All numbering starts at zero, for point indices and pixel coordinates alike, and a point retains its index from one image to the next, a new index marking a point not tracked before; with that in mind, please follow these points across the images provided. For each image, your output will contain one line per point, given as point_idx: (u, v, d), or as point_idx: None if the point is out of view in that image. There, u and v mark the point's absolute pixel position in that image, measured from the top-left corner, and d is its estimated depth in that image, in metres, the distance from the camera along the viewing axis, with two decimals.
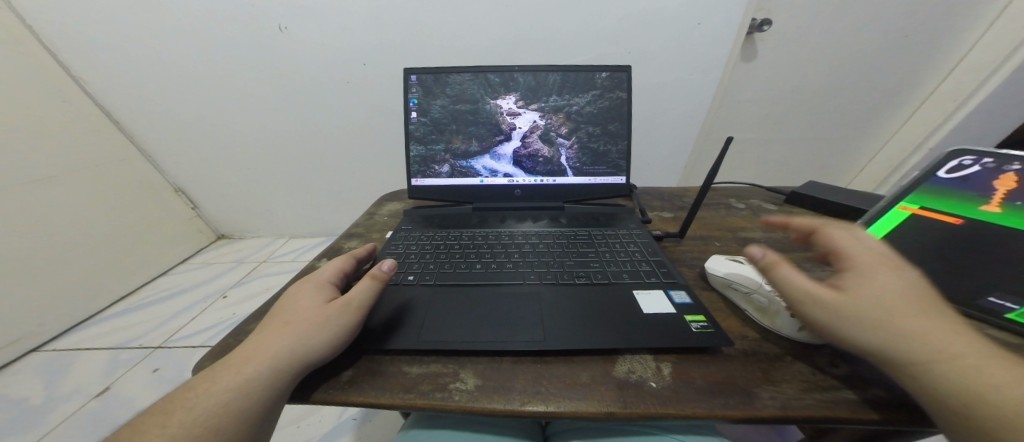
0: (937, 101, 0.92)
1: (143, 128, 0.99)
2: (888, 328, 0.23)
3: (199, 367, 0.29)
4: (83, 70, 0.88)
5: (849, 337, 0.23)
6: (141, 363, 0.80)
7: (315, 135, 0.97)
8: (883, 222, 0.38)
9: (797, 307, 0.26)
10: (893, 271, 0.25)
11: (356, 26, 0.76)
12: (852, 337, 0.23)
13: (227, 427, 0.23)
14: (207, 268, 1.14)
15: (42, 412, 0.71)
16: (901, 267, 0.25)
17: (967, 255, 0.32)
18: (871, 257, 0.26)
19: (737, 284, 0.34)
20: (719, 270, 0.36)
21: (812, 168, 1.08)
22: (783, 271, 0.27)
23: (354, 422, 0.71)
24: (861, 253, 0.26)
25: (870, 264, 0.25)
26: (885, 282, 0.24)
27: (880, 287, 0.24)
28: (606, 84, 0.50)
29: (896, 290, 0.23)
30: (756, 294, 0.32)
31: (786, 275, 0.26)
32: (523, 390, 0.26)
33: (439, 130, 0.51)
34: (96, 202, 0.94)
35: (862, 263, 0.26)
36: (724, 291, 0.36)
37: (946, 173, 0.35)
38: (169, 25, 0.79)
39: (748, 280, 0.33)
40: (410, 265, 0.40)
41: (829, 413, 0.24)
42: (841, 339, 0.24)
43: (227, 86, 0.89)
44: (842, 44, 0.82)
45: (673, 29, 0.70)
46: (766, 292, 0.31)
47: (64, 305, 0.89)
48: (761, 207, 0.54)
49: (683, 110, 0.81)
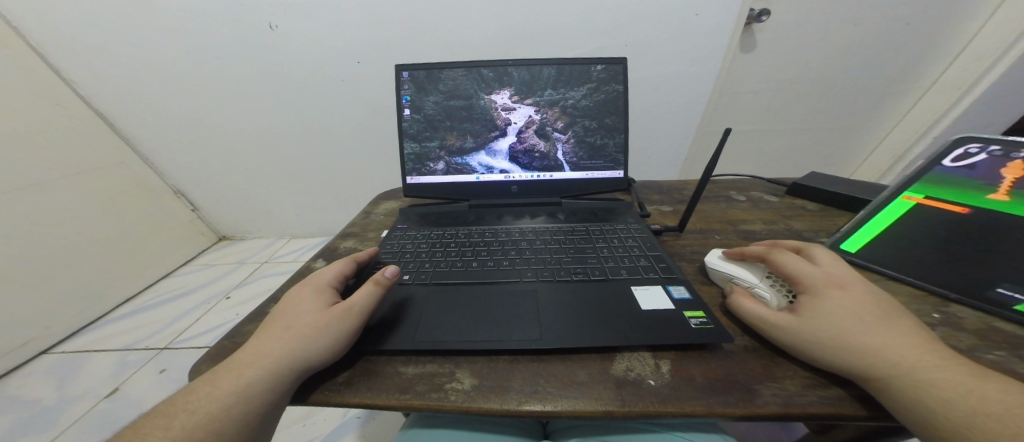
0: (942, 89, 0.90)
1: (138, 131, 0.98)
2: (844, 340, 0.24)
3: (194, 370, 0.28)
4: (76, 73, 0.87)
5: (814, 356, 0.25)
6: (147, 364, 0.81)
7: (311, 135, 0.97)
8: (889, 210, 0.37)
9: (762, 333, 0.28)
10: (839, 291, 0.27)
11: (349, 24, 0.75)
12: (816, 354, 0.25)
13: (232, 430, 0.23)
14: (209, 270, 1.15)
15: (51, 413, 0.71)
16: (847, 286, 0.27)
17: (973, 245, 0.31)
18: (817, 280, 0.28)
19: (737, 279, 0.33)
20: (718, 264, 0.35)
21: (814, 159, 1.07)
22: (742, 303, 0.30)
23: (357, 420, 0.71)
24: (808, 277, 0.29)
25: (816, 288, 0.28)
26: (832, 303, 0.26)
27: (828, 309, 0.26)
28: (602, 77, 0.49)
29: (844, 308, 0.26)
30: (755, 289, 0.32)
31: (744, 306, 0.29)
32: (520, 389, 0.26)
33: (432, 128, 0.50)
34: (95, 206, 0.94)
35: (810, 287, 0.28)
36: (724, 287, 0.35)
37: (950, 162, 0.36)
38: (159, 26, 0.78)
39: (748, 276, 0.33)
40: (405, 264, 0.39)
41: (831, 411, 0.23)
42: (809, 357, 0.25)
43: (221, 87, 0.88)
44: (844, 32, 0.80)
45: (669, 19, 0.69)
46: (765, 288, 0.31)
47: (69, 309, 0.89)
48: (762, 200, 0.53)
49: (682, 102, 0.80)
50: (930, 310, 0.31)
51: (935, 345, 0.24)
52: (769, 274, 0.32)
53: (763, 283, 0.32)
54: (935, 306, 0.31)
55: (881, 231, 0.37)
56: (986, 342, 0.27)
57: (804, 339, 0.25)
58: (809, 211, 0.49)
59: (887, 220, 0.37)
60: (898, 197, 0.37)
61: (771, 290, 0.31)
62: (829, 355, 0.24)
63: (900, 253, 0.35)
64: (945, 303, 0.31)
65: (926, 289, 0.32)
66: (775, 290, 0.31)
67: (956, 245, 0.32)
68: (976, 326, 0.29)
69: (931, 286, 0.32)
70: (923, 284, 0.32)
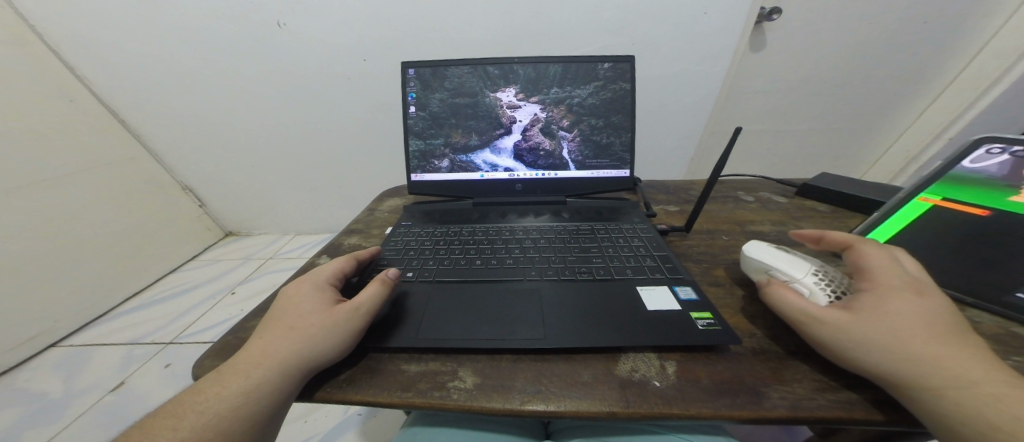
0: (958, 90, 0.88)
1: (149, 127, 1.00)
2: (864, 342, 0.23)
3: (198, 364, 0.28)
4: (88, 70, 0.89)
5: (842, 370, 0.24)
6: (154, 358, 0.82)
7: (316, 132, 0.97)
8: (903, 212, 0.36)
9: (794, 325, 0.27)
10: (916, 296, 0.24)
11: (355, 23, 0.76)
12: (859, 353, 0.23)
13: (237, 426, 0.23)
14: (215, 265, 1.16)
15: (62, 405, 0.73)
16: (926, 293, 0.25)
17: (994, 248, 0.30)
18: (899, 280, 0.26)
19: (777, 271, 0.31)
20: (758, 253, 0.33)
21: (824, 160, 1.05)
22: (785, 295, 0.28)
23: (359, 417, 0.71)
24: (885, 277, 0.26)
25: (891, 287, 0.25)
26: (904, 305, 0.24)
27: (897, 310, 0.24)
28: (609, 75, 0.48)
29: (910, 312, 0.23)
30: (795, 284, 0.30)
31: (789, 298, 0.28)
32: (523, 388, 0.25)
33: (438, 125, 0.50)
34: (106, 201, 0.95)
35: (882, 285, 0.26)
36: (758, 277, 0.33)
37: (969, 163, 0.34)
38: (169, 24, 0.79)
39: (791, 270, 0.30)
40: (409, 261, 0.39)
41: (843, 414, 0.23)
42: (846, 356, 0.24)
43: (228, 84, 0.89)
44: (857, 30, 0.78)
45: (678, 17, 0.68)
46: (808, 284, 0.29)
47: (80, 301, 0.91)
48: (771, 200, 0.53)
49: (689, 102, 0.79)
50: None
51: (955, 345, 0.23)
52: (816, 271, 0.29)
53: (806, 279, 0.29)
54: None
55: (897, 232, 0.36)
56: (1005, 347, 0.26)
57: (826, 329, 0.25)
58: (820, 212, 0.48)
59: (902, 222, 0.36)
60: (914, 198, 0.36)
61: (813, 287, 0.29)
62: (874, 355, 0.23)
63: (916, 256, 0.34)
64: (959, 306, 0.31)
65: (943, 293, 0.31)
66: (821, 288, 0.28)
67: (976, 250, 0.31)
68: (994, 331, 0.28)
69: (949, 290, 0.31)
70: (941, 288, 0.32)
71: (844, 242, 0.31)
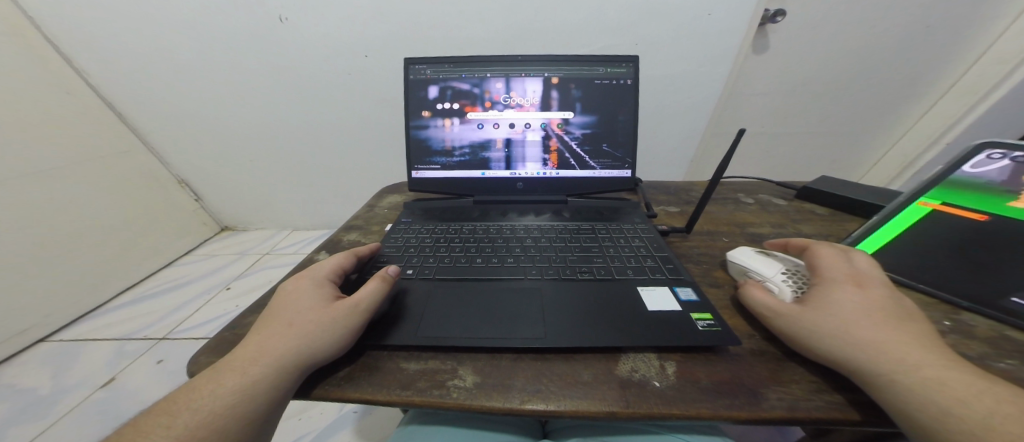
0: (958, 95, 0.88)
1: (145, 120, 0.98)
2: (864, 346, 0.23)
3: (194, 360, 0.28)
4: (84, 61, 0.87)
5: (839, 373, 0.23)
6: (147, 354, 0.81)
7: (316, 127, 0.97)
8: (904, 215, 0.37)
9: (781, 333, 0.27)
10: (855, 288, 0.26)
11: (358, 17, 0.75)
12: (807, 340, 0.25)
13: (232, 424, 0.23)
14: (211, 260, 1.15)
15: (52, 400, 0.72)
16: (867, 286, 0.26)
17: (992, 254, 0.31)
18: (839, 275, 0.28)
19: (752, 272, 0.34)
20: (738, 257, 0.36)
21: (822, 163, 1.06)
22: (750, 292, 0.30)
23: (355, 414, 0.71)
24: (831, 271, 0.28)
25: (833, 281, 0.27)
26: (841, 296, 0.26)
27: (836, 301, 0.26)
28: (613, 75, 0.48)
29: (848, 302, 0.25)
30: (767, 283, 0.32)
31: (753, 295, 0.30)
32: (523, 388, 0.25)
33: (439, 122, 0.50)
34: (100, 194, 0.94)
35: (826, 280, 0.28)
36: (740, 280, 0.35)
37: (969, 168, 0.35)
38: (167, 15, 0.78)
39: (763, 270, 0.33)
40: (408, 258, 0.39)
41: (841, 416, 0.23)
42: (801, 344, 0.25)
43: (227, 77, 0.88)
44: (859, 34, 0.78)
45: (682, 18, 0.67)
46: (777, 282, 0.31)
47: (73, 295, 0.90)
48: (771, 203, 0.53)
49: (691, 103, 0.79)
50: (941, 318, 0.30)
51: (933, 344, 0.23)
52: (786, 271, 0.32)
53: (776, 278, 0.31)
54: (946, 314, 0.30)
55: (899, 234, 0.36)
56: (998, 351, 0.27)
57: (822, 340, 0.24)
58: (818, 215, 0.48)
59: (902, 225, 0.36)
60: (915, 202, 0.37)
61: (781, 283, 0.31)
62: (823, 342, 0.24)
63: (916, 259, 0.34)
64: (955, 310, 0.31)
65: (941, 298, 0.31)
66: (786, 285, 0.30)
67: (972, 255, 0.31)
68: (988, 335, 0.28)
69: (948, 295, 0.31)
70: (940, 293, 0.31)
71: (802, 247, 0.33)
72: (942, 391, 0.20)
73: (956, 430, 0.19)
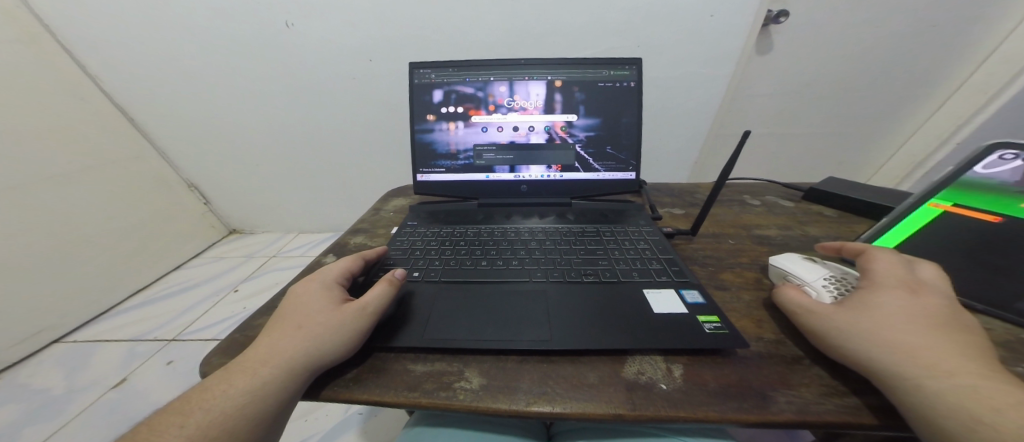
0: (967, 95, 0.87)
1: (155, 125, 1.01)
2: None
3: (205, 362, 0.29)
4: (98, 68, 0.89)
5: None
6: (156, 355, 0.83)
7: (321, 131, 0.98)
8: (913, 218, 0.36)
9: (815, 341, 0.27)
10: (906, 293, 0.26)
11: (362, 23, 0.76)
12: (837, 339, 0.25)
13: (243, 425, 0.23)
14: (219, 263, 1.17)
15: (64, 401, 0.73)
16: (921, 293, 0.26)
17: (1005, 256, 0.30)
18: (891, 279, 0.27)
19: (792, 275, 0.33)
20: (780, 260, 0.35)
21: (828, 164, 1.05)
22: (786, 292, 0.30)
23: (360, 416, 0.71)
24: (882, 277, 0.28)
25: (882, 285, 0.27)
26: (887, 300, 0.26)
27: (879, 303, 0.26)
28: (617, 77, 0.48)
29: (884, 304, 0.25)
30: (806, 286, 0.32)
31: (790, 294, 0.30)
32: (529, 390, 0.25)
33: (444, 125, 0.50)
34: (111, 198, 0.96)
35: (876, 283, 0.28)
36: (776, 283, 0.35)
37: (981, 168, 0.34)
38: (176, 23, 0.80)
39: (804, 274, 0.32)
40: (415, 260, 0.39)
41: (852, 420, 0.22)
42: (829, 345, 0.26)
43: (234, 83, 0.90)
44: (865, 34, 0.78)
45: (685, 19, 0.67)
46: (816, 286, 0.31)
47: (85, 297, 0.92)
48: (777, 204, 0.52)
49: (694, 104, 0.79)
50: None
51: (982, 354, 0.22)
52: (829, 277, 0.31)
53: (816, 282, 0.31)
54: None
55: (909, 238, 0.35)
56: (1016, 355, 0.26)
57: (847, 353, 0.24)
58: (826, 217, 0.48)
59: (911, 227, 0.36)
60: (925, 204, 0.36)
61: (820, 288, 0.30)
62: (851, 341, 0.24)
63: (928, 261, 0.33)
64: (969, 313, 0.30)
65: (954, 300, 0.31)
66: (826, 290, 0.30)
67: (985, 258, 0.31)
68: (1003, 339, 0.27)
69: (960, 297, 0.31)
70: (953, 295, 0.31)
71: (856, 251, 0.33)
72: (973, 397, 0.20)
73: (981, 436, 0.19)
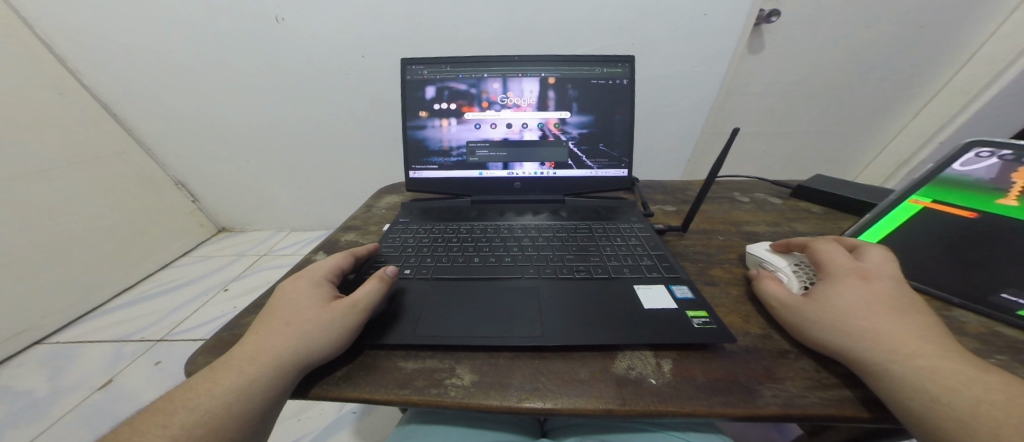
0: (951, 95, 0.89)
1: (140, 121, 0.98)
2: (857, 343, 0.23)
3: (191, 361, 0.28)
4: (80, 61, 0.86)
5: None
6: (144, 356, 0.81)
7: (313, 129, 0.97)
8: (895, 214, 0.37)
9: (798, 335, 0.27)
10: (859, 281, 0.27)
11: (355, 18, 0.75)
12: (811, 330, 0.26)
13: (230, 424, 0.23)
14: (208, 261, 1.14)
15: (47, 403, 0.71)
16: (872, 279, 0.27)
17: (984, 251, 0.31)
18: (841, 269, 0.28)
19: (767, 263, 0.35)
20: (755, 249, 0.37)
21: (817, 162, 1.07)
22: (764, 284, 0.31)
23: (354, 415, 0.71)
24: (834, 267, 0.29)
25: (836, 275, 0.28)
26: (844, 289, 0.27)
27: (838, 294, 0.26)
28: (610, 74, 0.48)
29: (863, 299, 0.26)
30: (779, 273, 0.33)
31: (766, 287, 0.31)
32: (521, 386, 0.25)
33: (437, 122, 0.50)
34: (95, 196, 0.93)
35: (830, 274, 0.29)
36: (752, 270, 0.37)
37: (959, 165, 0.36)
38: (161, 14, 0.77)
39: (777, 261, 0.34)
40: (407, 257, 0.39)
41: (834, 412, 0.23)
42: (805, 335, 0.26)
43: (223, 78, 0.88)
44: (854, 35, 0.79)
45: (679, 18, 0.68)
46: (788, 273, 0.32)
47: (68, 297, 0.89)
48: (767, 201, 0.53)
49: (687, 103, 0.79)
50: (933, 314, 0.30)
51: (945, 336, 0.23)
52: (798, 263, 0.33)
53: (787, 269, 0.33)
54: (937, 311, 0.31)
55: (891, 232, 0.36)
56: (990, 346, 0.27)
57: (828, 346, 0.25)
58: (813, 214, 0.49)
59: (894, 222, 0.37)
60: (906, 201, 0.38)
61: (791, 274, 0.32)
62: (823, 331, 0.25)
63: (909, 256, 0.34)
64: (946, 306, 0.31)
65: (933, 294, 0.32)
66: (796, 275, 0.31)
67: (963, 253, 0.32)
68: (979, 331, 0.28)
69: (940, 292, 0.31)
70: (932, 289, 0.32)
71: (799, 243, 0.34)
72: (944, 379, 0.21)
73: (945, 416, 0.20)
